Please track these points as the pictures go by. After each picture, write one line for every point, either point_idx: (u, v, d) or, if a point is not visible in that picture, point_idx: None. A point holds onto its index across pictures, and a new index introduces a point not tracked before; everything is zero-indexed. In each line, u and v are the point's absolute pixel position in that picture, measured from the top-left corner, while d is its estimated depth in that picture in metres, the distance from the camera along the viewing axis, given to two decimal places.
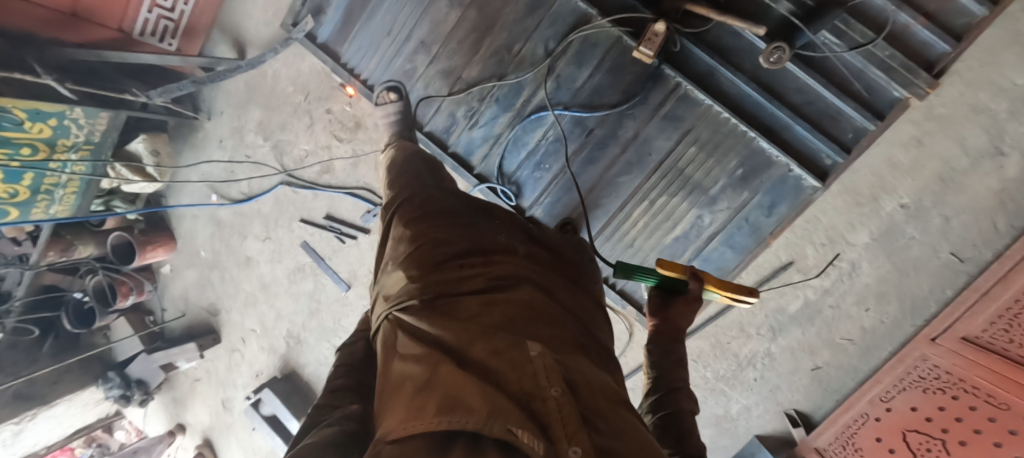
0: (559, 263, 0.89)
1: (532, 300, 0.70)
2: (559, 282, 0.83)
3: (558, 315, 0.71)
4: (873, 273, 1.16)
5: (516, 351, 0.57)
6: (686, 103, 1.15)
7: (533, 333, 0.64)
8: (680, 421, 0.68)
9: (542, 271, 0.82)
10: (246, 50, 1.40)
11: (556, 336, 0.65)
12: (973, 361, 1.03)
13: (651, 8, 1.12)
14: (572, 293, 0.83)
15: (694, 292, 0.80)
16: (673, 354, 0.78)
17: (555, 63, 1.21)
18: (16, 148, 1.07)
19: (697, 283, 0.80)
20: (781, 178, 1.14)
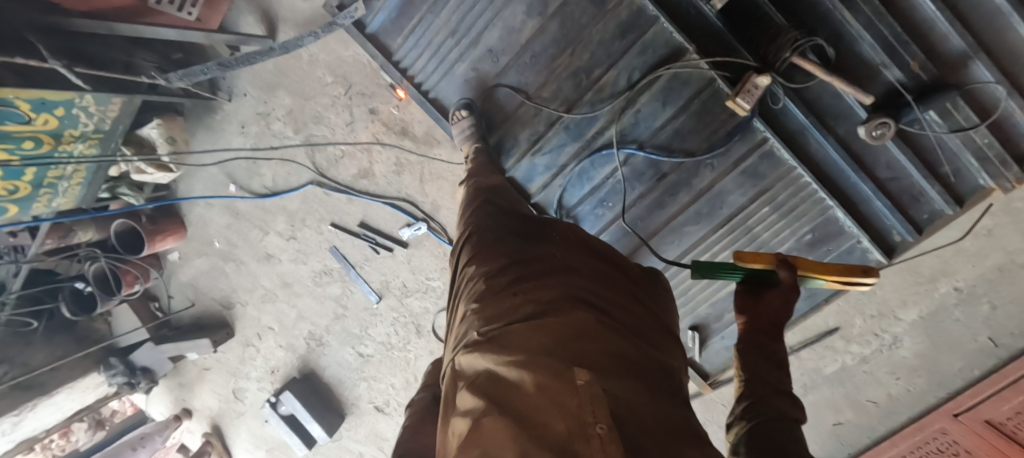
0: (615, 266, 0.78)
1: (584, 315, 0.61)
2: (613, 285, 0.72)
3: (618, 333, 0.62)
4: (912, 348, 1.19)
5: (559, 378, 0.51)
6: (769, 160, 1.10)
7: (586, 352, 0.56)
8: (775, 428, 0.66)
9: (596, 276, 0.72)
10: (277, 26, 1.22)
11: (610, 354, 0.57)
12: (991, 443, 1.17)
13: (754, 55, 1.02)
14: (634, 303, 0.72)
15: (788, 280, 0.78)
16: (768, 353, 0.76)
17: (637, 96, 1.11)
18: (17, 142, 0.91)
19: (788, 270, 0.79)
20: (848, 250, 1.14)
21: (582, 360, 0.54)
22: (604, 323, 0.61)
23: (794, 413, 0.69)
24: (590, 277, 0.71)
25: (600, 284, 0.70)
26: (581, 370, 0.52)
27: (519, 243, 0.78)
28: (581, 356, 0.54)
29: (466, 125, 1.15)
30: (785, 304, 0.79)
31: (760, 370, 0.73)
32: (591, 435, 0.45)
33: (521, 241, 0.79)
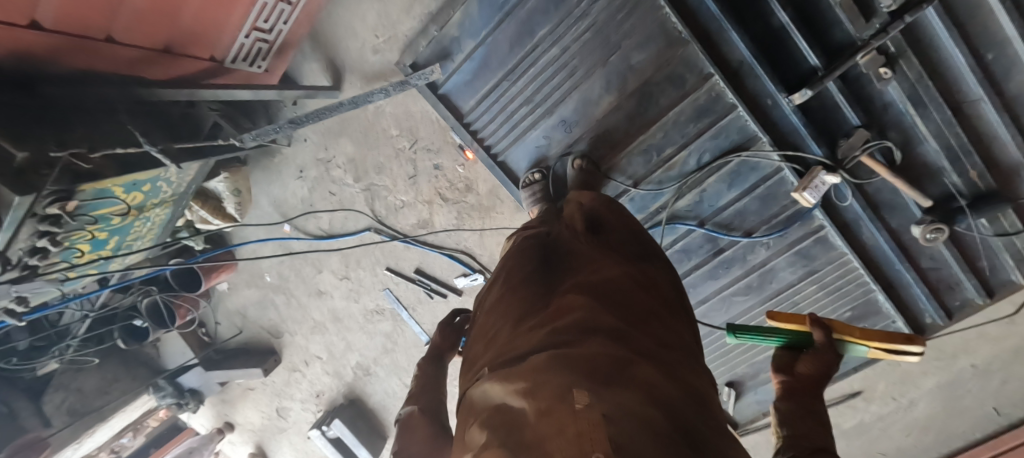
0: (647, 293, 0.67)
1: (603, 341, 0.51)
2: (639, 309, 0.61)
3: (648, 361, 0.50)
4: (925, 410, 1.34)
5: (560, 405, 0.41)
6: (823, 244, 1.17)
7: (599, 378, 0.45)
8: None
9: (622, 301, 0.61)
10: (344, 77, 1.20)
11: (629, 384, 0.45)
12: None
13: (825, 150, 1.06)
14: (669, 334, 0.60)
15: (823, 341, 0.65)
16: (814, 412, 0.58)
17: (705, 177, 1.15)
18: (108, 220, 0.89)
19: (824, 331, 0.66)
20: (881, 327, 1.26)
21: (591, 385, 0.43)
22: (628, 352, 0.50)
23: None
24: (616, 304, 0.60)
25: (626, 310, 0.60)
26: (584, 392, 0.41)
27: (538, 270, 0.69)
28: (593, 380, 0.44)
29: (536, 191, 1.17)
30: (830, 373, 0.63)
31: (802, 428, 0.56)
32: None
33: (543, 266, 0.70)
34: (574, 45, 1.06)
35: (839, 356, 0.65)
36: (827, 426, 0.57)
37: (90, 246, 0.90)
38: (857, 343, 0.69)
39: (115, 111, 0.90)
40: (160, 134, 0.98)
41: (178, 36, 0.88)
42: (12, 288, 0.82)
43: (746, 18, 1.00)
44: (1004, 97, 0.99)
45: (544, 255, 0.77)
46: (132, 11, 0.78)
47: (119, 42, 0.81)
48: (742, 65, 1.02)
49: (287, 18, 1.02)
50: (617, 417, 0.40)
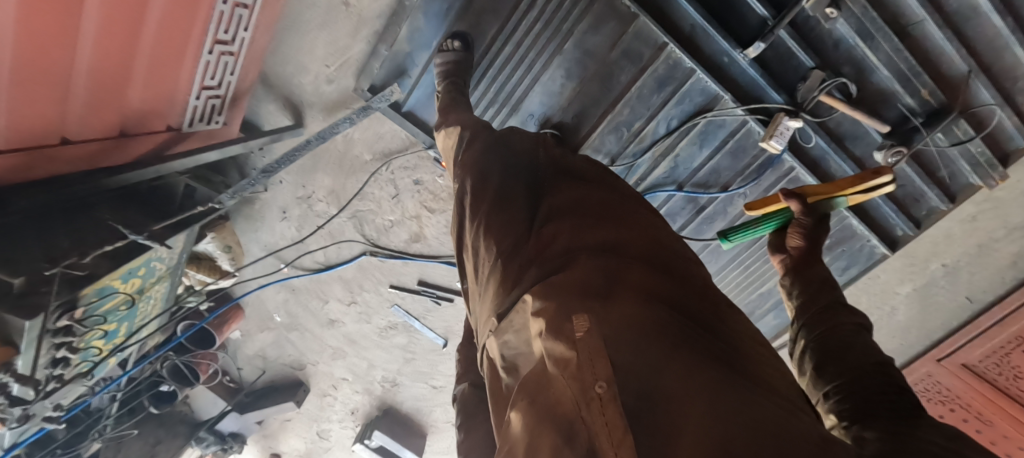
0: (622, 207, 0.68)
1: (588, 265, 0.52)
2: (615, 224, 0.63)
3: (634, 271, 0.52)
4: (906, 312, 1.47)
5: (558, 338, 0.42)
6: (795, 184, 1.24)
7: (594, 296, 0.47)
8: (838, 337, 0.70)
9: (600, 222, 0.62)
10: (304, 112, 1.18)
11: (621, 293, 0.48)
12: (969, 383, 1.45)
13: (784, 96, 1.10)
14: (650, 237, 0.62)
15: (796, 207, 0.82)
16: (818, 276, 0.80)
17: (676, 142, 1.19)
18: (114, 310, 0.93)
19: (797, 198, 0.82)
20: (858, 247, 1.34)
21: (585, 304, 0.46)
22: (615, 269, 0.52)
23: (854, 320, 0.72)
24: (594, 226, 0.62)
25: (606, 229, 0.61)
26: (580, 318, 0.43)
27: (511, 212, 0.70)
28: (584, 304, 0.45)
29: None
30: (809, 235, 0.82)
31: (808, 291, 0.79)
32: (594, 400, 0.36)
33: (517, 208, 0.70)
34: (526, 38, 1.07)
35: (813, 215, 0.82)
36: (827, 281, 0.79)
37: (104, 339, 0.96)
38: (832, 197, 0.84)
39: (95, 207, 0.91)
40: (137, 215, 0.98)
41: (128, 117, 0.86)
42: (46, 401, 0.87)
43: None
44: (946, 15, 1.01)
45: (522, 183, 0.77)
46: (80, 109, 0.76)
47: (74, 142, 0.79)
48: (693, 29, 1.03)
49: (232, 68, 0.98)
50: (615, 338, 0.42)
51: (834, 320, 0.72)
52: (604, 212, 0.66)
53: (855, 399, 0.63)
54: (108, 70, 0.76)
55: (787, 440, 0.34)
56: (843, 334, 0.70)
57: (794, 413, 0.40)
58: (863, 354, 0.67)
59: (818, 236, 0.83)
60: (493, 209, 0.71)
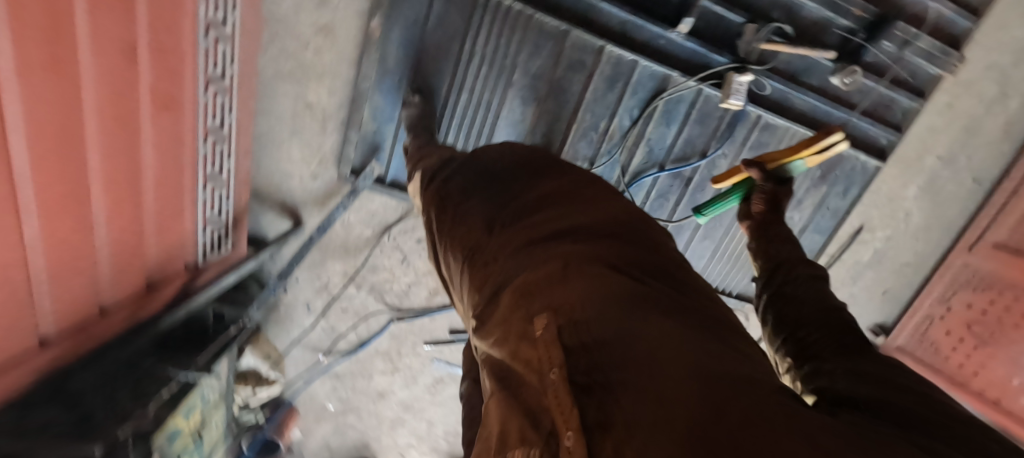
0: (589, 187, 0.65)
1: (551, 254, 0.50)
2: (580, 204, 0.59)
3: (601, 250, 0.49)
4: (920, 213, 1.46)
5: (524, 339, 0.42)
6: (768, 130, 1.27)
7: (560, 281, 0.44)
8: (796, 287, 0.65)
9: (559, 205, 0.59)
10: (300, 212, 1.25)
11: (588, 274, 0.45)
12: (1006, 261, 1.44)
13: (728, 56, 1.17)
14: (619, 212, 0.58)
15: (757, 176, 0.86)
16: (778, 233, 0.78)
17: (644, 129, 1.25)
18: (184, 448, 0.99)
19: (756, 167, 0.87)
20: (850, 168, 1.35)
21: (549, 293, 0.43)
22: (579, 251, 0.49)
23: (814, 269, 0.68)
24: (558, 209, 0.58)
25: (572, 210, 0.58)
26: (541, 313, 0.42)
27: (472, 214, 0.67)
28: (550, 295, 0.43)
29: None
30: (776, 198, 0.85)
31: (771, 246, 0.76)
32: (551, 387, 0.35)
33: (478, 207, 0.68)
34: (477, 83, 1.15)
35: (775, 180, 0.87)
36: (789, 238, 0.77)
37: None
38: (789, 161, 0.87)
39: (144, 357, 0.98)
40: (180, 353, 1.05)
41: (149, 270, 0.94)
42: None
43: None
44: None
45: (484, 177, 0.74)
46: (109, 279, 0.84)
47: (110, 307, 0.87)
48: (622, 25, 1.12)
49: (226, 194, 1.09)
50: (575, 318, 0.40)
51: (790, 272, 0.68)
52: (563, 193, 0.62)
53: (808, 340, 0.57)
54: (124, 236, 0.84)
55: (750, 397, 0.30)
56: (807, 286, 0.65)
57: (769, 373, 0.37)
58: (817, 300, 0.62)
59: (778, 206, 0.85)
60: (456, 218, 0.69)
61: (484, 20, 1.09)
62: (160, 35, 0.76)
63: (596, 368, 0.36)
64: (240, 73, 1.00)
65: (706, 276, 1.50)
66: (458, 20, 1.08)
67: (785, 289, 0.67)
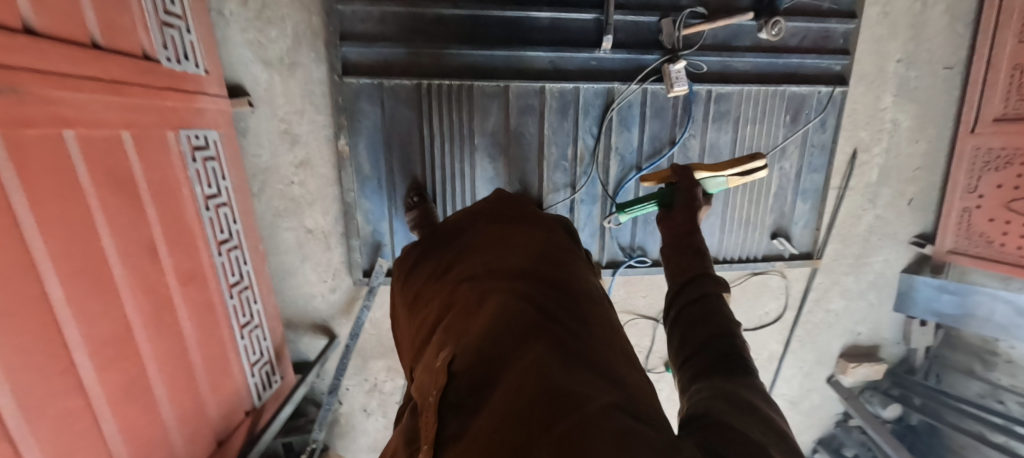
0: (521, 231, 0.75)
1: (471, 292, 0.60)
2: (508, 249, 0.69)
3: (510, 286, 0.58)
4: (909, 115, 1.42)
5: (429, 368, 0.51)
6: (722, 99, 1.31)
7: (471, 319, 0.53)
8: (703, 308, 0.63)
9: (495, 248, 0.70)
10: (332, 325, 1.36)
11: (492, 307, 0.53)
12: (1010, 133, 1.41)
13: (658, 51, 1.25)
14: (541, 253, 0.68)
15: (683, 182, 0.82)
16: (695, 245, 0.73)
17: (608, 141, 1.31)
18: None
19: (683, 173, 0.83)
20: (817, 102, 1.35)
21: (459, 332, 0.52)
22: (495, 284, 0.59)
23: (719, 288, 0.65)
24: (489, 256, 0.68)
25: (497, 256, 0.67)
26: (442, 350, 0.52)
27: (430, 263, 0.79)
28: (461, 332, 0.52)
29: None
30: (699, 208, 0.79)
31: (679, 258, 0.72)
32: (428, 407, 0.45)
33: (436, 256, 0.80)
34: (445, 158, 1.26)
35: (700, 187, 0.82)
36: (701, 248, 0.72)
37: None
38: (712, 175, 0.88)
39: None
40: None
41: (216, 427, 1.03)
42: None
43: (524, 36, 1.21)
44: None
45: (436, 232, 0.85)
46: (183, 446, 0.92)
47: None
48: (552, 63, 1.23)
49: (263, 334, 1.21)
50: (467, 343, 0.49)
51: (699, 289, 0.65)
52: (501, 236, 0.73)
53: (704, 378, 0.55)
54: (185, 404, 0.93)
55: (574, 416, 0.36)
56: (702, 309, 0.62)
57: (617, 393, 0.43)
58: (719, 326, 0.59)
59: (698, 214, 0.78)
60: (419, 266, 0.82)
61: (431, 105, 1.21)
62: (170, 221, 0.93)
63: (466, 387, 0.44)
64: (244, 227, 1.15)
65: (724, 251, 1.43)
66: (408, 114, 1.21)
67: (687, 306, 0.65)
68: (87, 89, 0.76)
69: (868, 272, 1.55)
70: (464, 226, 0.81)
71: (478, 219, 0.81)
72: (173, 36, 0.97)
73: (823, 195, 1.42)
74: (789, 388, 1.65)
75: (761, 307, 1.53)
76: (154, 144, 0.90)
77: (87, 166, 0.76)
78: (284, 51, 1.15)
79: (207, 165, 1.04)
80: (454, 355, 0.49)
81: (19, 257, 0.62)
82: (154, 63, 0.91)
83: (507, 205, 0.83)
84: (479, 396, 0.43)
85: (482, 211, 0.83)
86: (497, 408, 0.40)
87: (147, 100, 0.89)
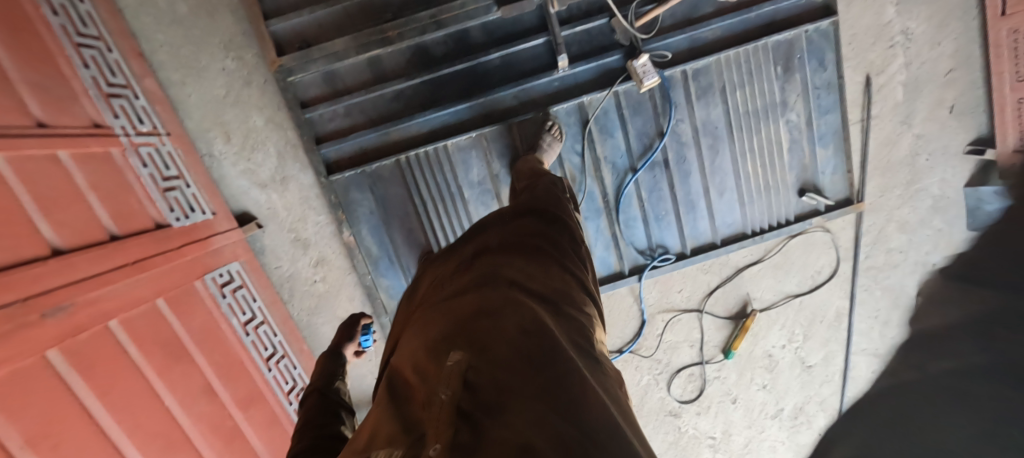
0: (547, 240, 0.76)
1: (498, 290, 0.59)
2: (534, 256, 0.70)
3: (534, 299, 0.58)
4: (921, 20, 1.25)
5: (435, 361, 0.49)
6: (701, 74, 1.23)
7: (493, 317, 0.53)
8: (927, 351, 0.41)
9: (516, 253, 0.70)
10: None
11: (518, 313, 0.53)
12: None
13: (617, 51, 1.20)
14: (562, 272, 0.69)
15: None
16: None
17: (594, 153, 1.28)
18: None
19: None
20: (808, 41, 1.22)
21: (475, 327, 0.51)
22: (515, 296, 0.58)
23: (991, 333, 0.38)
24: (514, 257, 0.69)
25: (520, 261, 0.68)
26: (456, 341, 0.50)
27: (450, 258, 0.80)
28: (480, 326, 0.51)
29: None
30: None
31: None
32: (438, 411, 0.41)
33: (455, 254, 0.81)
34: (442, 218, 1.30)
35: None
36: None
37: None
38: None
39: None
40: None
41: None
42: None
43: (480, 81, 1.22)
44: None
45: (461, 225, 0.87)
46: None
47: None
48: (515, 97, 1.23)
49: None
50: (485, 356, 0.47)
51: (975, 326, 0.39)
52: (527, 245, 0.73)
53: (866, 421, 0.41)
54: None
55: None
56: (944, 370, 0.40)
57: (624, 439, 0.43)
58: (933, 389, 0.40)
59: None
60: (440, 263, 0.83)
61: (415, 174, 1.25)
62: (219, 359, 1.06)
63: (477, 399, 0.42)
64: (285, 337, 1.26)
65: (751, 223, 1.35)
66: (397, 189, 1.26)
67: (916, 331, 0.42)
68: (117, 279, 0.88)
69: (926, 198, 1.38)
70: (490, 223, 0.83)
71: (502, 217, 0.83)
72: (176, 196, 1.08)
73: (844, 136, 1.29)
74: (871, 343, 1.51)
75: (812, 268, 1.42)
76: (186, 300, 1.03)
77: (138, 347, 0.89)
78: (273, 170, 1.24)
79: (237, 295, 1.15)
80: (469, 363, 0.46)
81: (99, 448, 0.78)
82: (166, 228, 1.03)
83: (538, 210, 0.84)
84: (491, 412, 0.41)
85: (512, 211, 0.84)
86: (521, 439, 0.38)
87: (170, 263, 1.01)
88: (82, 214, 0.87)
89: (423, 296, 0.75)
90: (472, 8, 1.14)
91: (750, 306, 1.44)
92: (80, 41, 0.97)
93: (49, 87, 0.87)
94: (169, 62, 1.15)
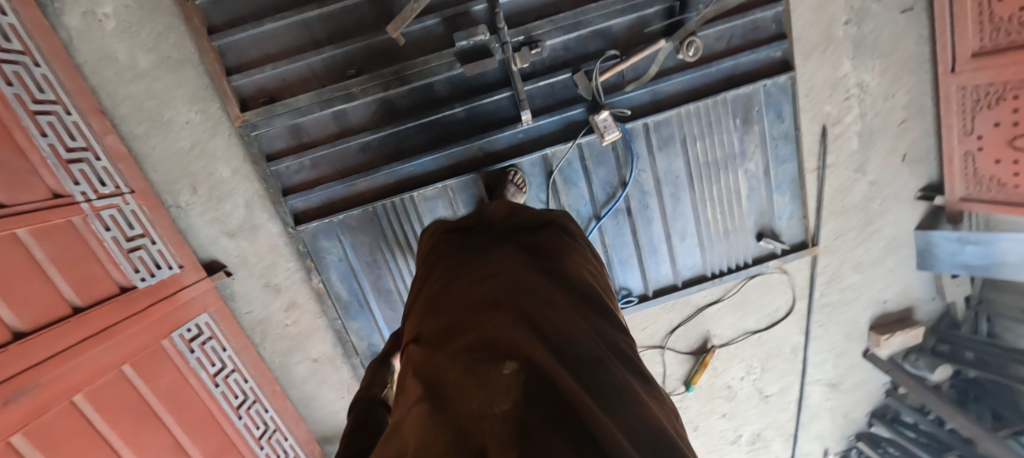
0: (571, 264, 0.71)
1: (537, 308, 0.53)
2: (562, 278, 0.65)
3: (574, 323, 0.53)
4: (876, 74, 1.28)
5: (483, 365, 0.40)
6: (663, 126, 1.26)
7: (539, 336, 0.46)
8: None
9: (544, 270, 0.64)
10: None
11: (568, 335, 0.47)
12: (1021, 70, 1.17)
13: (581, 105, 1.22)
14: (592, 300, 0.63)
15: None
16: None
17: (559, 201, 1.31)
18: None
19: None
20: (766, 94, 1.25)
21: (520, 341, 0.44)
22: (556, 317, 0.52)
23: None
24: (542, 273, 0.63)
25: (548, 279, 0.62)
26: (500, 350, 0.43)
27: (465, 256, 0.72)
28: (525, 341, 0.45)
29: None
30: None
31: None
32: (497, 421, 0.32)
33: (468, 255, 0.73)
34: (409, 264, 1.32)
35: None
36: None
37: None
38: None
39: None
40: None
41: None
42: None
43: (446, 133, 1.23)
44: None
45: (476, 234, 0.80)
46: None
47: None
48: (481, 148, 1.25)
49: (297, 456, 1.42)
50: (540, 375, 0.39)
51: None
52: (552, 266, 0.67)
53: None
54: None
55: None
56: None
57: None
58: None
59: None
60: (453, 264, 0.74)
61: (382, 223, 1.27)
62: (187, 416, 1.13)
63: (542, 419, 0.34)
64: (256, 381, 1.31)
65: (710, 266, 1.40)
66: (365, 237, 1.28)
67: None
68: (82, 352, 0.92)
69: (878, 240, 1.44)
70: (508, 236, 0.77)
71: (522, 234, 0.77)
72: (141, 255, 1.09)
73: (800, 185, 1.33)
74: (824, 373, 1.60)
75: (768, 306, 1.49)
76: (153, 364, 1.07)
77: (103, 418, 0.96)
78: (242, 220, 1.26)
79: (206, 348, 1.19)
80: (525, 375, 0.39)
81: None
82: (130, 291, 1.05)
83: (556, 234, 0.79)
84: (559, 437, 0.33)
85: (530, 230, 0.80)
86: None
87: (136, 326, 1.04)
88: (42, 292, 0.89)
89: (434, 296, 0.66)
90: (435, 65, 1.15)
91: (709, 342, 1.51)
92: (36, 108, 0.95)
93: (3, 164, 0.88)
94: (131, 115, 1.14)
